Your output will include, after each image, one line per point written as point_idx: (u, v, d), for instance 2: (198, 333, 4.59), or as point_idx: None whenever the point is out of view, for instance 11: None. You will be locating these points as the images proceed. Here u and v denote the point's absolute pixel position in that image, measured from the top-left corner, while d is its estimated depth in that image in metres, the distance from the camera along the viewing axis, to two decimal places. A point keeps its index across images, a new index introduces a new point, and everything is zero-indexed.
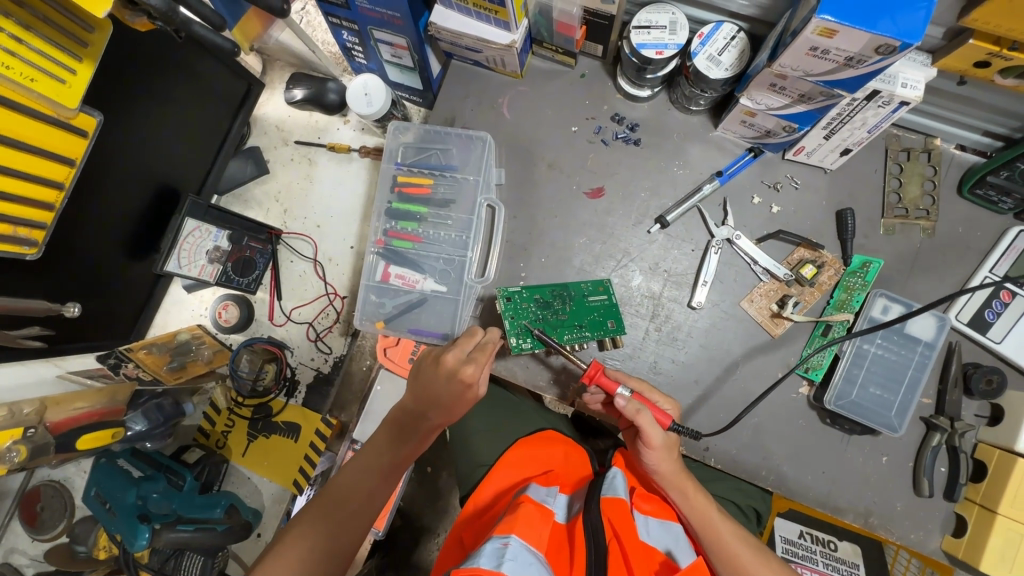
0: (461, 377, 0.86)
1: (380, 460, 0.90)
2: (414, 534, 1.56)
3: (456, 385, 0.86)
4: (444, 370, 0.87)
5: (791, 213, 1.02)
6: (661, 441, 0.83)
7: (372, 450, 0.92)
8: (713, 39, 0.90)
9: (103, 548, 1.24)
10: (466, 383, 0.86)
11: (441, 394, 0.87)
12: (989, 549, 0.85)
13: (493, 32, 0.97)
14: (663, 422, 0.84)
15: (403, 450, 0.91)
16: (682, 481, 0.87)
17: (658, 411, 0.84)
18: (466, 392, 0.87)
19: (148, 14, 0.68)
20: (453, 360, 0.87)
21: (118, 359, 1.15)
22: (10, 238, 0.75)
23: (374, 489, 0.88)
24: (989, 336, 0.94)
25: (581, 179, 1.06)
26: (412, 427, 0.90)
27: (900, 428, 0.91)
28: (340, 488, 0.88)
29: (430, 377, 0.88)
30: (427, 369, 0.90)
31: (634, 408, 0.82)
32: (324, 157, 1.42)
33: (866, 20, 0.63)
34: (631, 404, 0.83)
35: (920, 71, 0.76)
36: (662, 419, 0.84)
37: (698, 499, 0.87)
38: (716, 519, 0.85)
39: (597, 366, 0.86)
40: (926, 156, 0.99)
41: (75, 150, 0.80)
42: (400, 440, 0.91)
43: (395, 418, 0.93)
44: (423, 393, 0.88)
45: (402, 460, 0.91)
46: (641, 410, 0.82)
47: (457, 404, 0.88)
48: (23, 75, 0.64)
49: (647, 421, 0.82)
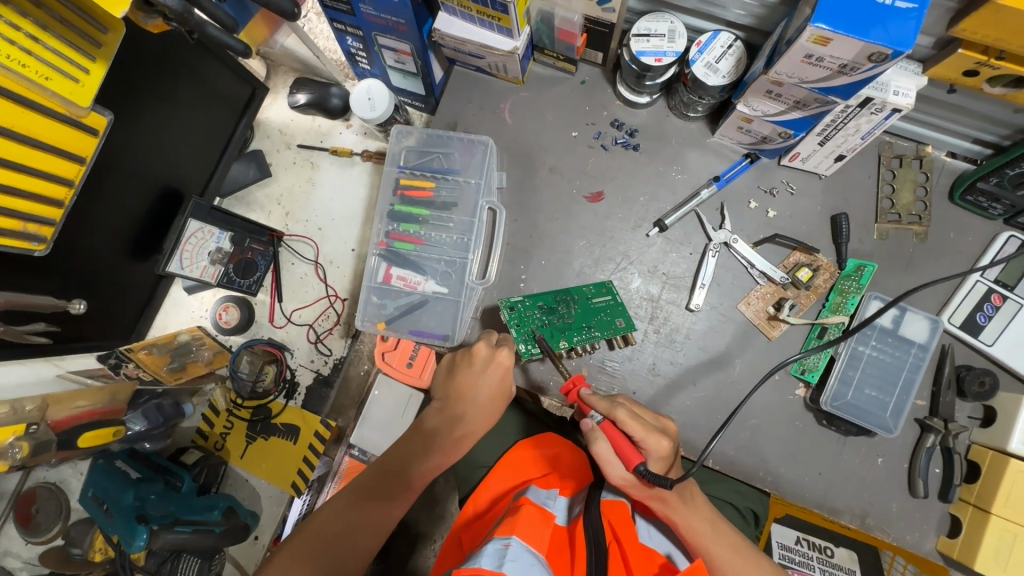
0: (499, 362, 0.92)
1: (405, 467, 0.92)
2: (411, 540, 1.55)
3: (495, 372, 0.92)
4: (479, 359, 0.93)
5: (786, 217, 1.04)
6: (621, 479, 0.83)
7: (397, 456, 0.94)
8: (710, 47, 0.92)
9: (98, 551, 1.21)
10: (505, 365, 0.92)
11: (481, 385, 0.93)
12: (983, 549, 0.86)
13: (496, 39, 0.99)
14: (628, 459, 0.79)
15: (431, 459, 0.92)
16: (672, 512, 0.82)
17: (625, 446, 0.79)
18: (505, 379, 0.93)
19: (163, 14, 0.69)
20: (486, 348, 0.93)
21: (118, 359, 1.17)
22: (20, 233, 0.76)
23: (396, 494, 0.89)
24: (981, 339, 0.96)
25: (580, 184, 1.08)
26: (446, 433, 0.94)
27: (895, 429, 0.92)
28: (364, 491, 0.89)
29: (466, 374, 0.93)
30: (462, 366, 0.95)
31: (597, 434, 0.83)
32: (327, 160, 1.43)
33: (859, 28, 0.65)
34: (593, 431, 0.83)
35: (911, 80, 0.80)
36: (628, 456, 0.79)
37: (692, 528, 0.81)
38: (710, 545, 0.81)
39: (576, 380, 0.90)
40: (918, 163, 1.02)
41: (85, 148, 0.81)
42: (429, 447, 0.93)
43: (426, 424, 0.96)
44: (461, 391, 0.93)
45: (427, 472, 0.92)
46: (596, 441, 0.82)
47: (497, 398, 0.94)
48: (39, 74, 0.66)
49: (602, 452, 0.82)
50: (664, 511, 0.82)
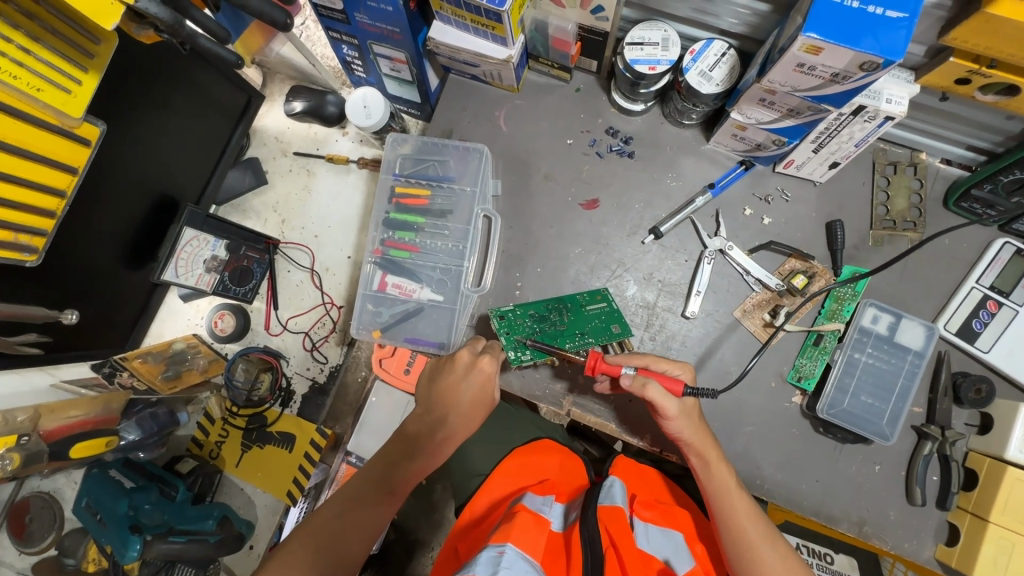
0: (480, 368, 0.92)
1: (388, 472, 0.91)
2: (408, 547, 1.54)
3: (477, 378, 0.92)
4: (461, 365, 0.93)
5: (781, 224, 1.04)
6: (678, 410, 0.84)
7: (382, 463, 0.93)
8: (704, 55, 0.92)
9: (91, 561, 1.20)
10: (487, 372, 0.92)
11: (462, 391, 0.92)
12: (981, 558, 0.86)
13: (490, 48, 0.99)
14: (674, 390, 0.84)
15: (415, 463, 0.91)
16: (705, 446, 0.86)
17: (669, 380, 0.84)
18: (484, 386, 0.92)
19: (155, 26, 0.69)
20: (468, 356, 0.94)
21: (112, 368, 1.15)
22: (11, 244, 0.76)
23: (382, 501, 0.89)
24: (978, 345, 0.95)
25: (575, 192, 1.08)
26: (428, 436, 0.92)
27: (892, 436, 0.92)
28: (349, 498, 0.89)
29: (447, 380, 0.93)
30: (444, 372, 0.94)
31: (641, 382, 0.83)
32: (323, 168, 1.43)
33: (850, 37, 0.66)
34: (638, 380, 0.83)
35: (903, 88, 0.80)
36: (673, 387, 0.84)
37: (716, 465, 0.85)
38: (734, 489, 0.84)
39: (596, 354, 0.85)
40: (913, 169, 1.02)
41: (77, 158, 0.81)
42: (413, 452, 0.92)
43: (408, 428, 0.95)
44: (444, 396, 0.92)
45: (412, 475, 0.91)
46: (648, 383, 0.82)
47: (478, 405, 0.93)
48: (29, 84, 0.66)
49: (656, 393, 0.82)
50: (699, 451, 0.86)
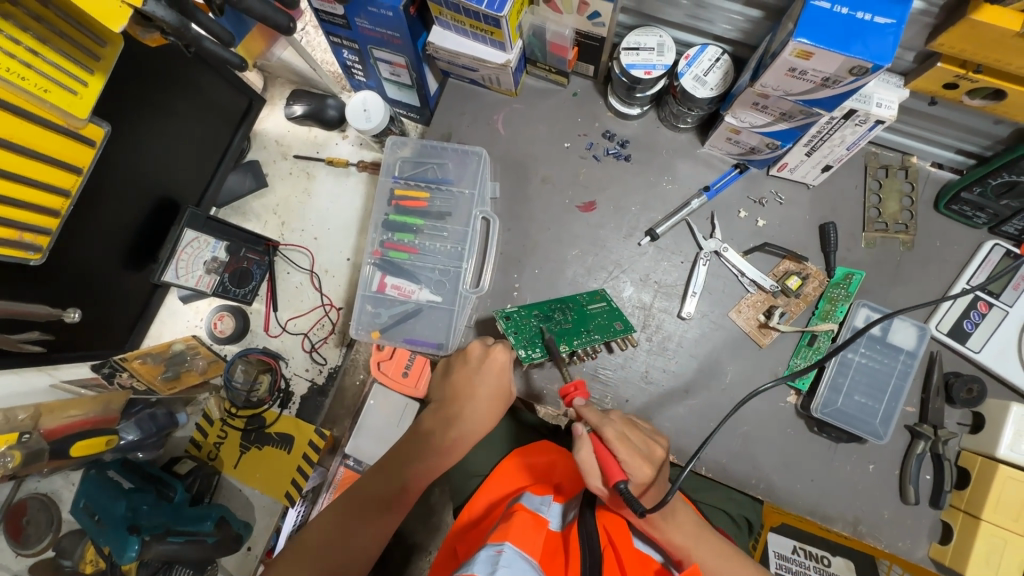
0: (493, 358, 0.96)
1: (396, 471, 0.92)
2: (405, 551, 1.54)
3: (492, 369, 0.96)
4: (473, 359, 0.98)
5: (776, 227, 1.05)
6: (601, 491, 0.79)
7: (389, 463, 0.93)
8: (698, 60, 0.94)
9: (87, 563, 1.21)
10: (499, 366, 0.96)
11: (477, 383, 0.96)
12: (975, 555, 0.87)
13: (488, 53, 1.02)
14: (611, 475, 0.77)
15: (423, 463, 0.91)
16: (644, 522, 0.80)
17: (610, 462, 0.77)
18: (500, 376, 0.96)
19: (161, 29, 0.71)
20: (480, 348, 0.98)
21: (112, 368, 1.18)
22: (16, 242, 0.77)
23: (388, 501, 0.89)
24: (968, 345, 0.97)
25: (573, 194, 1.10)
26: (439, 434, 0.94)
27: (884, 435, 0.94)
28: (356, 497, 0.89)
29: (461, 372, 0.98)
30: (457, 366, 1.00)
31: (582, 443, 0.82)
32: (323, 171, 1.44)
33: (840, 43, 0.67)
34: (580, 438, 0.82)
35: (893, 92, 0.82)
36: (610, 471, 0.77)
37: (685, 543, 0.79)
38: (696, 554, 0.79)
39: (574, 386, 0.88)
40: (904, 172, 1.04)
41: (82, 159, 0.82)
42: (422, 451, 0.93)
43: (422, 425, 0.97)
44: (457, 391, 0.97)
45: (419, 475, 0.91)
46: (581, 447, 0.81)
47: (497, 397, 0.96)
48: (36, 86, 0.67)
49: (584, 460, 0.80)
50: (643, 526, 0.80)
